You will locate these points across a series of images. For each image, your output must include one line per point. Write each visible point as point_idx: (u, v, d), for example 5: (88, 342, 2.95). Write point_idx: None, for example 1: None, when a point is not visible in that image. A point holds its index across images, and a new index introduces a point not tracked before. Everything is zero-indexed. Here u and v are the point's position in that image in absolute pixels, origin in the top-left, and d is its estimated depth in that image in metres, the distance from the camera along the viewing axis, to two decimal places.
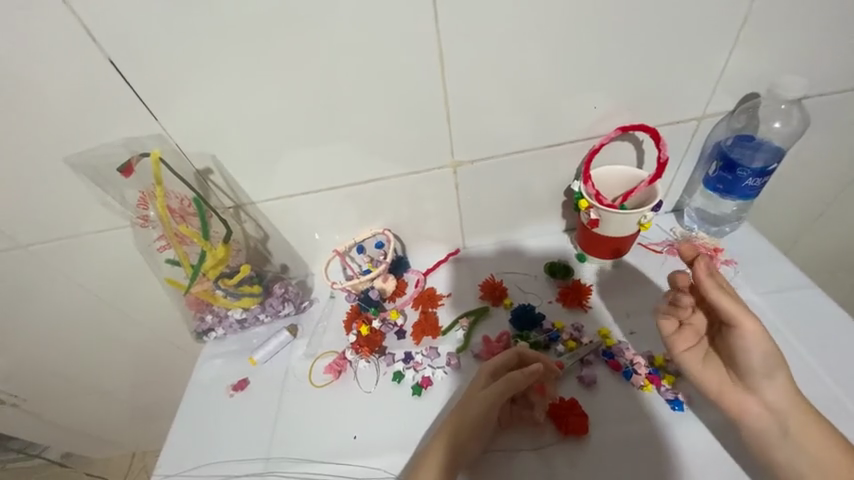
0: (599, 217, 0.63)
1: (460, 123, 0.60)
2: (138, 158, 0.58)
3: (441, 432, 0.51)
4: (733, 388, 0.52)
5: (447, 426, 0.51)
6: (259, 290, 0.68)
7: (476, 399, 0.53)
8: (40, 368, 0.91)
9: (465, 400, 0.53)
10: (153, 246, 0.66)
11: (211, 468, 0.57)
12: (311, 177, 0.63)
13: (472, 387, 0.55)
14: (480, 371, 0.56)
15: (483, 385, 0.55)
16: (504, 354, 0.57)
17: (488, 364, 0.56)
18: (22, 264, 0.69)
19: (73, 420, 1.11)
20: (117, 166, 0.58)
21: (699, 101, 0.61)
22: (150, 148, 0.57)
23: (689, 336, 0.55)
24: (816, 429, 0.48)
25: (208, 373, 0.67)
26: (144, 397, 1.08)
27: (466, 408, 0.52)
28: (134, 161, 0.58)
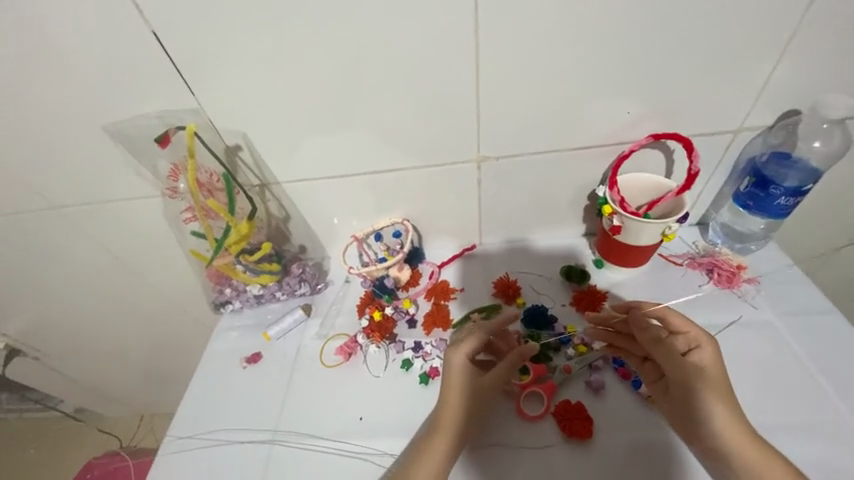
0: (622, 224, 0.62)
1: (488, 119, 0.59)
2: (173, 131, 0.59)
3: (436, 430, 0.51)
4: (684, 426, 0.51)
5: (440, 424, 0.52)
6: (277, 268, 0.70)
7: (461, 392, 0.53)
8: (63, 325, 0.96)
9: (446, 398, 0.53)
10: (180, 217, 0.67)
11: (221, 433, 0.59)
12: (336, 161, 0.64)
13: (449, 383, 0.54)
14: (451, 366, 0.55)
15: (465, 379, 0.54)
16: (471, 341, 0.56)
17: (461, 355, 0.55)
18: (56, 225, 0.71)
19: (91, 378, 1.17)
20: (155, 137, 0.59)
21: (737, 114, 0.59)
22: (186, 122, 0.59)
23: (651, 372, 0.56)
24: (769, 461, 0.45)
25: (223, 343, 0.69)
26: (157, 363, 1.12)
27: (455, 407, 0.52)
28: (171, 133, 0.59)
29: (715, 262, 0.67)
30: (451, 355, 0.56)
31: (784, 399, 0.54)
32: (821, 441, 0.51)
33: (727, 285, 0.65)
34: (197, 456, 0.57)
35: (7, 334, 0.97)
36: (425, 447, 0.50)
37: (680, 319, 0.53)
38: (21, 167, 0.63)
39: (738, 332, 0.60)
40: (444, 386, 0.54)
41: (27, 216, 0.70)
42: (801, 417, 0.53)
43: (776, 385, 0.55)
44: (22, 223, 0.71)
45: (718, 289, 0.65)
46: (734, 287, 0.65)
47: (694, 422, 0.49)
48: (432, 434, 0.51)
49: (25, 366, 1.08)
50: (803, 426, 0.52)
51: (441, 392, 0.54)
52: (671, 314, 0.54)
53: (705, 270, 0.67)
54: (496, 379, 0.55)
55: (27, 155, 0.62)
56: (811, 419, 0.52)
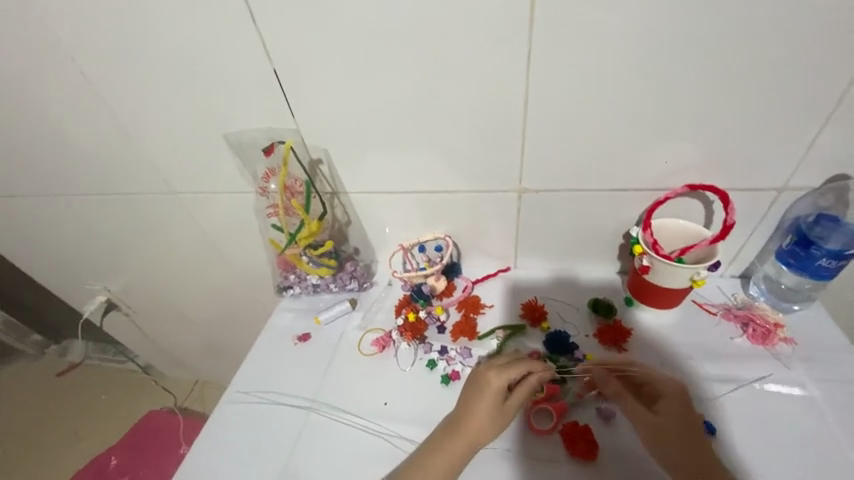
0: (651, 265, 0.65)
1: (532, 156, 0.67)
2: (275, 144, 0.74)
3: (456, 435, 0.56)
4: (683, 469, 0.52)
5: (463, 432, 0.56)
6: (334, 264, 0.81)
7: (491, 411, 0.57)
8: (156, 289, 1.16)
9: (475, 411, 0.57)
10: (265, 211, 0.82)
11: (268, 394, 0.70)
12: (396, 180, 0.75)
13: (482, 399, 0.58)
14: (489, 385, 0.59)
15: (497, 401, 0.58)
16: (514, 369, 0.60)
17: (503, 378, 0.59)
18: (172, 206, 0.90)
19: (165, 339, 1.37)
20: (262, 147, 0.75)
21: (780, 171, 0.61)
22: (286, 137, 0.73)
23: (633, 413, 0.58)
24: None
25: (281, 320, 0.82)
26: (218, 335, 1.29)
27: (481, 423, 0.56)
28: (275, 146, 0.74)
29: (751, 316, 0.66)
30: (491, 376, 0.59)
31: (806, 464, 0.53)
32: None
33: (761, 342, 0.64)
34: (248, 409, 0.68)
35: (111, 290, 1.20)
36: (444, 446, 0.56)
37: (648, 371, 0.62)
38: (159, 160, 0.81)
39: (766, 389, 0.60)
40: (476, 400, 0.58)
41: (154, 197, 0.89)
42: None
43: (800, 448, 0.54)
44: (149, 202, 0.90)
45: (751, 345, 0.65)
46: (768, 345, 0.64)
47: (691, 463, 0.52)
48: (453, 437, 0.56)
49: (119, 318, 1.30)
50: None
51: (472, 404, 0.58)
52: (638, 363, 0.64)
53: (740, 323, 0.67)
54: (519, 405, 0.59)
55: (165, 151, 0.80)
56: None
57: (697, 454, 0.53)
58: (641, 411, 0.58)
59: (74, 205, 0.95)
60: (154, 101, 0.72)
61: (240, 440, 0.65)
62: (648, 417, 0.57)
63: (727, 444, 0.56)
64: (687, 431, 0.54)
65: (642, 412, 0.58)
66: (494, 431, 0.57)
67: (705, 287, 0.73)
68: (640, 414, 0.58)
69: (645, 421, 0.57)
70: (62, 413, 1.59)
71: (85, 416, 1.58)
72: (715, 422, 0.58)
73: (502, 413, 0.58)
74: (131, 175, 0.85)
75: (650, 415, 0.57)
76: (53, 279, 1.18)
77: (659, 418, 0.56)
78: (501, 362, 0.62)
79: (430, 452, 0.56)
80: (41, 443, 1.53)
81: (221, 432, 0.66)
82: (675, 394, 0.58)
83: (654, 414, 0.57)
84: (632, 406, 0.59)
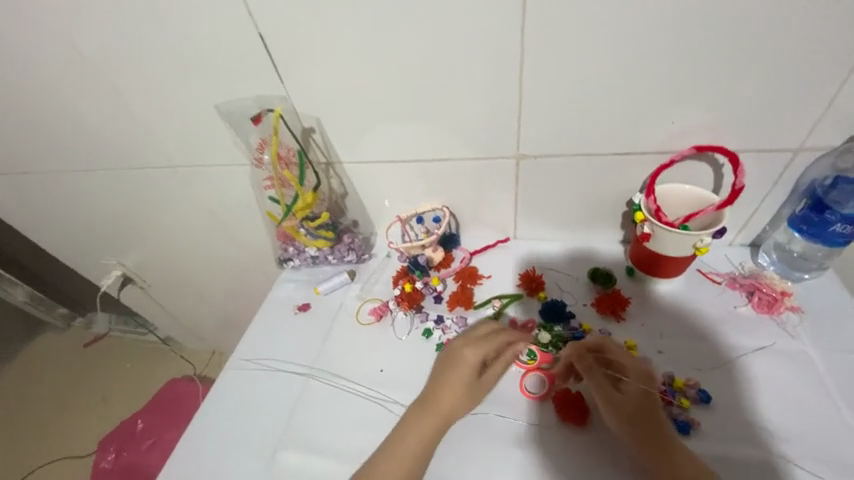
0: (652, 232, 0.63)
1: (531, 120, 0.64)
2: (262, 113, 0.72)
3: (430, 410, 0.56)
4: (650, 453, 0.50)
5: (438, 407, 0.56)
6: (332, 235, 0.81)
7: (465, 387, 0.58)
8: (166, 263, 1.19)
9: (450, 387, 0.58)
10: (262, 184, 0.81)
11: (269, 361, 0.72)
12: (390, 148, 0.73)
13: (458, 374, 0.58)
14: (465, 361, 0.59)
15: (472, 377, 0.59)
16: (490, 345, 0.61)
17: (479, 354, 0.60)
18: (173, 180, 0.90)
19: (179, 312, 1.42)
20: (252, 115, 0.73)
21: (797, 130, 0.57)
22: (275, 105, 0.71)
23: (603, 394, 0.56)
24: None
25: (282, 291, 0.83)
26: (229, 308, 1.33)
27: (456, 398, 0.57)
28: (262, 114, 0.72)
29: (757, 285, 0.64)
30: (468, 352, 0.60)
31: (804, 432, 0.52)
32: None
33: (766, 310, 0.62)
34: (251, 375, 0.71)
35: (126, 265, 1.24)
36: (418, 420, 0.56)
37: (616, 349, 0.59)
38: (155, 133, 0.81)
39: (768, 358, 0.58)
40: (452, 375, 0.59)
41: (154, 172, 0.89)
42: (820, 452, 0.50)
43: (799, 417, 0.53)
44: (150, 176, 0.91)
45: (755, 313, 0.63)
46: (774, 313, 0.62)
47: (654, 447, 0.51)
48: (427, 413, 0.56)
49: (135, 292, 1.35)
50: (820, 462, 0.50)
51: (447, 379, 0.58)
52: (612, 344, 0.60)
53: (745, 291, 0.65)
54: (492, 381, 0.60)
55: (160, 124, 0.79)
56: (831, 458, 0.50)
57: (652, 433, 0.51)
58: (605, 389, 0.56)
59: (80, 181, 0.96)
60: (143, 71, 0.71)
61: (244, 404, 0.67)
62: (610, 395, 0.56)
63: (724, 412, 0.55)
64: (646, 412, 0.53)
65: (606, 390, 0.56)
66: (469, 407, 0.58)
67: (711, 256, 0.71)
68: (603, 392, 0.56)
69: (607, 398, 0.55)
70: (90, 380, 1.69)
71: (111, 383, 1.68)
72: (711, 390, 0.57)
73: (475, 388, 0.59)
74: (130, 149, 0.86)
75: (612, 392, 0.56)
76: (70, 254, 1.23)
77: (621, 398, 0.55)
78: (475, 337, 0.62)
79: (404, 427, 0.55)
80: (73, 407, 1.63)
81: (225, 395, 0.69)
82: (640, 374, 0.56)
83: (617, 393, 0.56)
84: (598, 384, 0.57)
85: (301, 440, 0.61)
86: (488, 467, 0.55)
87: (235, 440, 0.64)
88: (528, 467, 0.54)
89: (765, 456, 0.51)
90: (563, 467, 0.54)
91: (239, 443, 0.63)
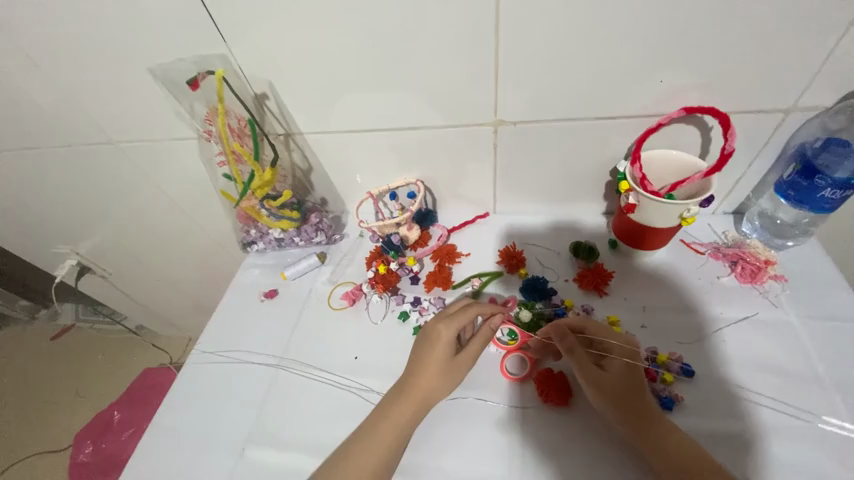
0: (637, 203, 0.59)
1: (510, 82, 0.58)
2: (203, 74, 0.63)
3: (405, 396, 0.53)
4: (639, 431, 0.49)
5: (412, 391, 0.53)
6: (297, 216, 0.74)
7: (441, 366, 0.54)
8: (123, 250, 1.09)
9: (424, 368, 0.54)
10: (215, 160, 0.73)
11: (234, 352, 0.67)
12: (357, 116, 0.66)
13: (432, 354, 0.55)
14: (440, 337, 0.56)
15: (448, 355, 0.55)
16: (464, 317, 0.56)
17: (453, 329, 0.56)
18: (117, 158, 0.80)
19: (149, 298, 1.31)
20: (187, 79, 0.63)
21: (789, 90, 0.54)
22: (216, 67, 0.62)
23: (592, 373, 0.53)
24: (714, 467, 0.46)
25: (247, 277, 0.77)
26: (202, 294, 1.24)
27: (431, 379, 0.53)
28: (201, 78, 0.63)
29: (741, 254, 0.62)
30: (442, 328, 0.56)
31: (783, 402, 0.52)
32: (813, 449, 0.48)
33: (749, 280, 0.61)
34: (218, 368, 0.66)
35: (80, 253, 1.13)
36: (392, 409, 0.52)
37: (597, 326, 0.56)
38: (87, 103, 0.71)
39: (749, 328, 0.57)
40: (426, 355, 0.55)
41: (93, 148, 0.79)
42: (798, 421, 0.50)
43: (779, 387, 0.53)
44: (90, 154, 0.80)
45: (738, 284, 0.61)
46: (757, 282, 0.61)
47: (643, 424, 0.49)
48: (401, 399, 0.53)
49: (96, 281, 1.24)
50: (798, 432, 0.50)
51: (422, 360, 0.55)
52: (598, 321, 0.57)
53: (728, 261, 0.63)
54: (471, 357, 0.56)
55: (91, 93, 0.69)
56: (808, 426, 0.50)
57: (635, 410, 0.50)
58: (588, 365, 0.53)
59: (8, 159, 0.85)
60: (58, 28, 0.60)
61: (211, 399, 0.63)
62: (593, 372, 0.53)
63: (705, 384, 0.54)
64: (634, 388, 0.51)
65: (589, 367, 0.53)
66: (449, 386, 0.54)
67: (695, 225, 0.68)
68: (586, 369, 0.53)
69: (590, 376, 0.53)
70: (48, 379, 1.52)
71: (75, 379, 1.52)
72: (693, 363, 0.56)
73: (452, 367, 0.55)
74: (61, 122, 0.75)
75: (595, 370, 0.53)
76: (13, 242, 1.12)
77: (604, 374, 0.53)
78: (450, 312, 0.58)
79: (377, 417, 0.52)
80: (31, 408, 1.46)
81: (188, 391, 0.64)
82: (623, 350, 0.54)
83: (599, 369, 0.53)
84: (579, 360, 0.54)
85: (274, 436, 0.58)
86: (468, 452, 0.53)
87: (202, 438, 0.60)
88: (509, 450, 0.52)
89: (744, 427, 0.50)
90: (545, 448, 0.52)
91: (206, 442, 0.59)
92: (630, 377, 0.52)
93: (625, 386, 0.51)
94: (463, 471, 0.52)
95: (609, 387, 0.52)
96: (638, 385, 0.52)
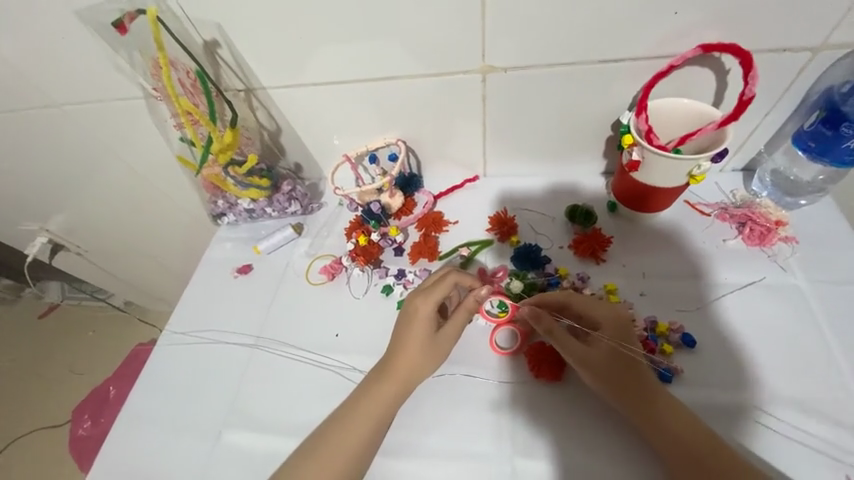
0: (642, 159, 0.53)
1: (499, 19, 0.50)
2: (133, 14, 0.54)
3: (385, 379, 0.49)
4: (632, 406, 0.46)
5: (392, 373, 0.49)
6: (267, 184, 0.67)
7: (420, 344, 0.50)
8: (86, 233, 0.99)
9: (404, 348, 0.50)
10: (169, 121, 0.65)
11: (209, 333, 0.63)
12: (326, 66, 0.57)
13: (411, 332, 0.51)
14: (417, 313, 0.51)
15: (427, 332, 0.51)
16: (442, 290, 0.52)
17: (431, 304, 0.51)
18: (58, 124, 0.71)
19: (127, 272, 1.12)
20: (112, 22, 0.55)
21: (818, 23, 0.47)
22: (147, 6, 0.53)
23: (577, 352, 0.50)
24: (713, 439, 0.44)
25: (219, 252, 0.71)
26: (190, 276, 1.10)
27: (411, 359, 0.50)
28: (128, 20, 0.55)
29: (750, 215, 0.58)
30: (419, 303, 0.52)
31: (788, 369, 0.49)
32: (816, 418, 0.46)
33: (757, 242, 0.57)
34: (192, 350, 0.62)
35: (51, 230, 0.97)
36: (372, 393, 0.49)
37: (583, 302, 0.52)
38: (11, 58, 0.61)
39: (755, 293, 0.54)
40: (405, 334, 0.51)
41: (27, 113, 0.69)
42: (803, 388, 0.48)
43: (784, 353, 0.50)
44: (26, 119, 0.70)
45: (745, 247, 0.57)
46: (765, 245, 0.57)
47: (635, 401, 0.46)
48: (382, 382, 0.49)
49: (72, 263, 1.08)
50: (801, 400, 0.47)
51: (401, 339, 0.51)
52: (583, 294, 0.53)
53: (736, 223, 0.59)
54: (453, 331, 0.52)
55: (14, 44, 0.59)
56: (812, 393, 0.48)
57: (625, 388, 0.47)
58: (573, 345, 0.50)
59: None
60: None
61: (187, 382, 0.59)
62: (578, 352, 0.49)
63: (706, 354, 0.51)
64: (623, 364, 0.48)
65: (573, 347, 0.50)
66: (432, 364, 0.51)
67: (701, 185, 0.63)
68: (571, 348, 0.50)
69: (575, 355, 0.49)
70: (42, 361, 1.31)
71: (63, 356, 1.32)
72: (693, 331, 0.53)
73: (433, 344, 0.51)
74: None
75: (580, 348, 0.50)
76: None
77: (590, 353, 0.49)
78: (427, 284, 0.53)
79: (355, 402, 0.49)
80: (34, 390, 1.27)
81: (161, 375, 0.60)
82: (612, 325, 0.50)
83: (585, 348, 0.50)
84: (563, 340, 0.50)
85: (254, 417, 0.55)
86: (457, 429, 0.50)
87: (179, 423, 0.57)
88: (499, 426, 0.50)
89: (744, 396, 0.48)
90: (537, 424, 0.50)
91: (183, 425, 0.56)
92: (619, 354, 0.49)
93: (615, 364, 0.48)
94: (452, 449, 0.49)
95: (596, 366, 0.48)
96: (627, 362, 0.48)
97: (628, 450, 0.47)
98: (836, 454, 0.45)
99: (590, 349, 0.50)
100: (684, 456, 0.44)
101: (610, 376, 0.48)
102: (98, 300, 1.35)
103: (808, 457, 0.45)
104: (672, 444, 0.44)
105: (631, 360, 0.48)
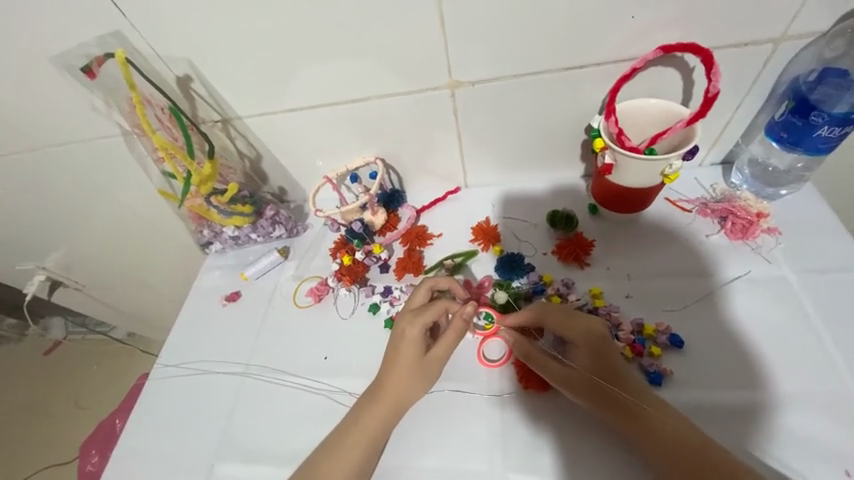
0: (615, 162, 0.54)
1: (461, 35, 0.51)
2: (100, 58, 0.55)
3: (373, 410, 0.49)
4: (624, 419, 0.46)
5: (381, 398, 0.49)
6: (250, 210, 0.67)
7: (410, 369, 0.50)
8: (78, 268, 0.98)
9: (390, 373, 0.50)
10: (148, 157, 0.66)
11: (200, 364, 0.63)
12: (299, 92, 0.58)
13: (400, 355, 0.51)
14: (405, 335, 0.52)
15: (416, 354, 0.51)
16: (428, 312, 0.52)
17: (418, 327, 0.52)
18: (43, 165, 0.72)
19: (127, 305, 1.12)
20: (80, 67, 0.56)
21: (775, 17, 0.47)
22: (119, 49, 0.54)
23: (556, 372, 0.49)
24: (709, 445, 0.42)
25: (207, 281, 0.71)
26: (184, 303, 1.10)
27: (399, 382, 0.50)
28: (96, 65, 0.56)
29: (730, 209, 0.58)
30: (406, 324, 0.52)
31: (780, 365, 0.48)
32: (813, 415, 0.45)
33: (740, 236, 0.57)
34: (184, 380, 0.62)
35: (48, 268, 0.97)
36: (361, 420, 0.49)
37: (558, 316, 0.52)
38: None
39: (740, 289, 0.54)
40: (392, 359, 0.51)
41: (13, 157, 0.71)
42: (798, 384, 0.47)
43: (775, 347, 0.49)
44: (12, 162, 0.71)
45: (728, 240, 0.57)
46: (748, 238, 0.57)
47: (628, 413, 0.46)
48: (371, 409, 0.49)
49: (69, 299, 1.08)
50: (796, 397, 0.46)
51: (387, 364, 0.51)
52: (559, 310, 0.52)
53: (717, 217, 0.59)
54: (442, 353, 0.51)
55: None
56: (809, 389, 0.46)
57: (607, 402, 0.46)
58: (552, 364, 0.49)
59: None
60: None
61: (177, 413, 0.59)
62: (559, 369, 0.49)
63: (696, 354, 0.50)
64: (604, 380, 0.47)
65: (552, 366, 0.49)
66: (421, 388, 0.50)
67: (681, 181, 0.63)
68: (551, 368, 0.49)
69: (558, 375, 0.49)
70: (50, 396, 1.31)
71: (71, 389, 1.32)
72: (680, 331, 0.52)
73: (422, 368, 0.50)
74: None
75: (562, 369, 0.49)
76: None
77: (570, 371, 0.49)
78: (415, 307, 0.54)
79: (342, 433, 0.49)
80: (42, 428, 1.27)
81: (154, 409, 0.60)
82: (588, 338, 0.50)
83: (566, 367, 0.49)
84: (544, 360, 0.50)
85: (243, 448, 0.54)
86: (447, 447, 0.50)
87: (170, 455, 0.56)
88: (489, 441, 0.49)
89: (737, 396, 0.47)
90: (528, 436, 0.49)
91: (175, 456, 0.56)
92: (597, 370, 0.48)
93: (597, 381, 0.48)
94: (446, 470, 0.48)
95: (578, 385, 0.48)
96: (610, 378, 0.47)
97: (624, 459, 0.46)
98: (833, 451, 0.44)
99: (571, 369, 0.49)
100: (679, 466, 0.42)
101: (592, 393, 0.47)
102: (100, 334, 1.34)
103: (805, 454, 0.44)
104: (669, 451, 0.43)
105: (612, 376, 0.47)
